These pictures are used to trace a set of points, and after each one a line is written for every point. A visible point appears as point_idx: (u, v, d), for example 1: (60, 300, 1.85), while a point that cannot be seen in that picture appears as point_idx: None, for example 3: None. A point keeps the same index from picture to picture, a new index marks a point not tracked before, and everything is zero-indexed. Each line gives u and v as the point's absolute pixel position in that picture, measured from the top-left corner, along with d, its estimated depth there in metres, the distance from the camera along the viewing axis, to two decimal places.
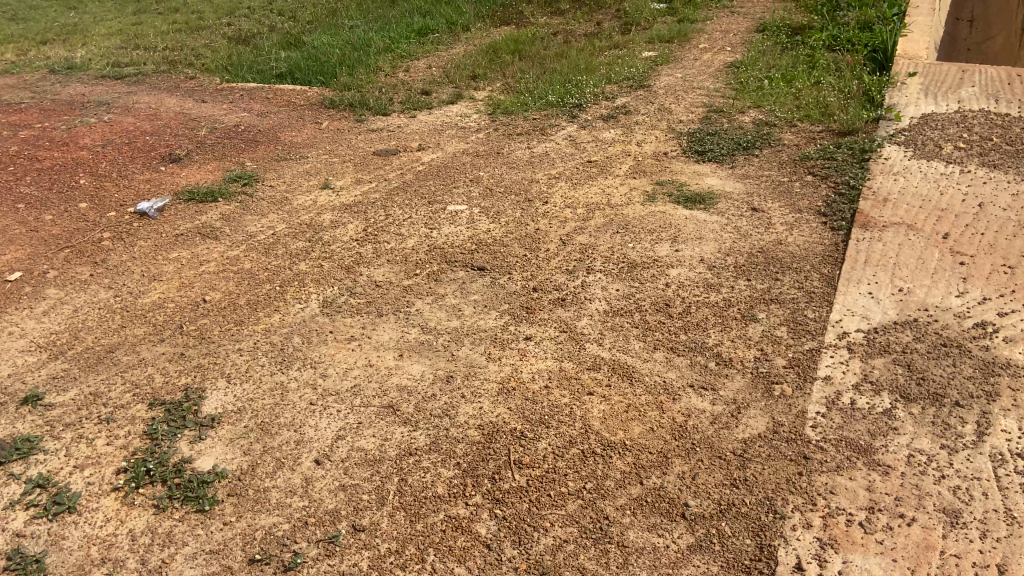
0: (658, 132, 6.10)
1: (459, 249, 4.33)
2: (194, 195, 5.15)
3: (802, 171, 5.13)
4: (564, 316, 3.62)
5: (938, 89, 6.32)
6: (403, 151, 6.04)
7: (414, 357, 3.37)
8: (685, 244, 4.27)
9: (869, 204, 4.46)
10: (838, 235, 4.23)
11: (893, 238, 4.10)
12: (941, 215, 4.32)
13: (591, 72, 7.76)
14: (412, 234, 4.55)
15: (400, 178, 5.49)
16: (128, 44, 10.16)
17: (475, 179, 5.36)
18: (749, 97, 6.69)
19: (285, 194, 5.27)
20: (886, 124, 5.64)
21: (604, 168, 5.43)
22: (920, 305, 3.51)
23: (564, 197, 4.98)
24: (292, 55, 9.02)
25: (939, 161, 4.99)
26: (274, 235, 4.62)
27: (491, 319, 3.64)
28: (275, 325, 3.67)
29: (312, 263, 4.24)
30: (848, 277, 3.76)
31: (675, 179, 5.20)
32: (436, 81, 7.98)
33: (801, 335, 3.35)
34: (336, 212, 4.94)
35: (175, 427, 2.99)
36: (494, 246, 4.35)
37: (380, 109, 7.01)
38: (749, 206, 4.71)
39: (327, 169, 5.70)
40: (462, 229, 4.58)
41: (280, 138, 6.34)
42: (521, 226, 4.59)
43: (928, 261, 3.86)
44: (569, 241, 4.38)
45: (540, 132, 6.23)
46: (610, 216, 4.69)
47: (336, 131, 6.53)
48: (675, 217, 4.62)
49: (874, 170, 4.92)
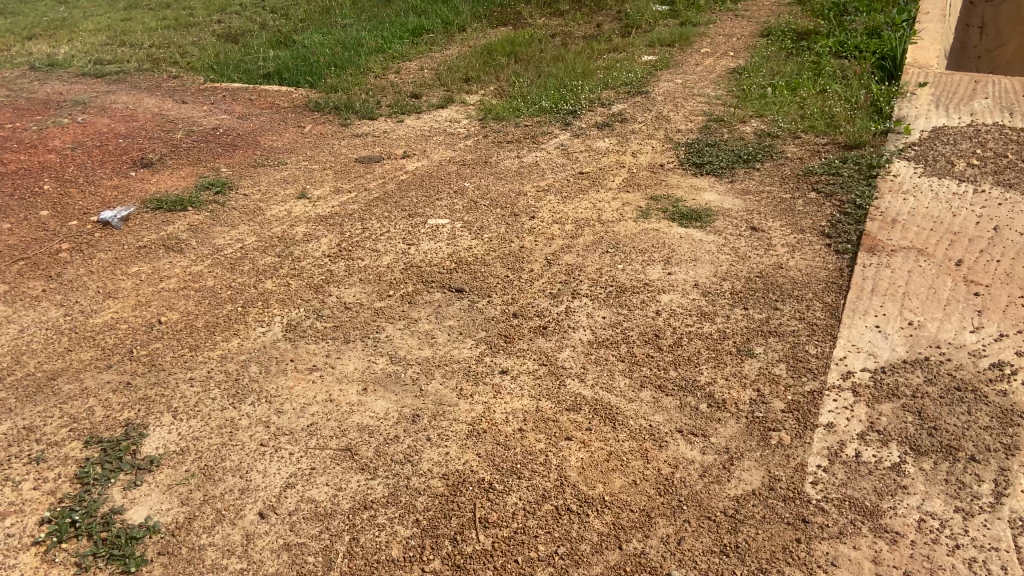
0: (655, 141, 5.81)
1: (437, 268, 4.06)
2: (162, 203, 4.88)
3: (806, 187, 4.84)
4: (545, 346, 3.34)
5: (950, 100, 6.03)
6: (387, 158, 5.77)
7: (378, 391, 3.09)
8: (678, 267, 3.99)
9: (876, 226, 4.18)
10: (842, 259, 3.95)
11: (902, 264, 3.82)
12: (954, 238, 4.04)
13: (587, 77, 7.48)
14: (388, 250, 4.27)
15: (382, 187, 5.21)
16: (114, 41, 9.90)
17: (459, 190, 5.08)
18: (752, 105, 6.40)
19: (259, 203, 4.99)
20: (895, 137, 5.36)
21: (596, 180, 5.15)
22: (932, 342, 3.23)
23: (552, 211, 4.70)
24: (280, 55, 8.75)
25: (951, 179, 4.71)
26: (242, 249, 4.35)
27: (465, 348, 3.37)
28: (232, 351, 3.40)
29: (279, 281, 3.97)
30: (853, 308, 3.49)
31: (671, 193, 4.92)
32: (426, 84, 7.70)
33: (801, 374, 3.08)
34: (311, 224, 4.67)
35: (108, 470, 2.72)
36: (474, 265, 4.07)
37: (367, 113, 6.73)
38: (748, 225, 4.43)
39: (305, 177, 5.43)
40: (442, 246, 4.30)
41: (260, 143, 6.07)
42: (505, 244, 4.31)
43: (940, 291, 3.58)
44: (555, 261, 4.10)
45: (530, 140, 5.95)
46: (601, 233, 4.41)
47: (319, 136, 6.26)
48: (669, 236, 4.34)
49: (882, 188, 4.63)
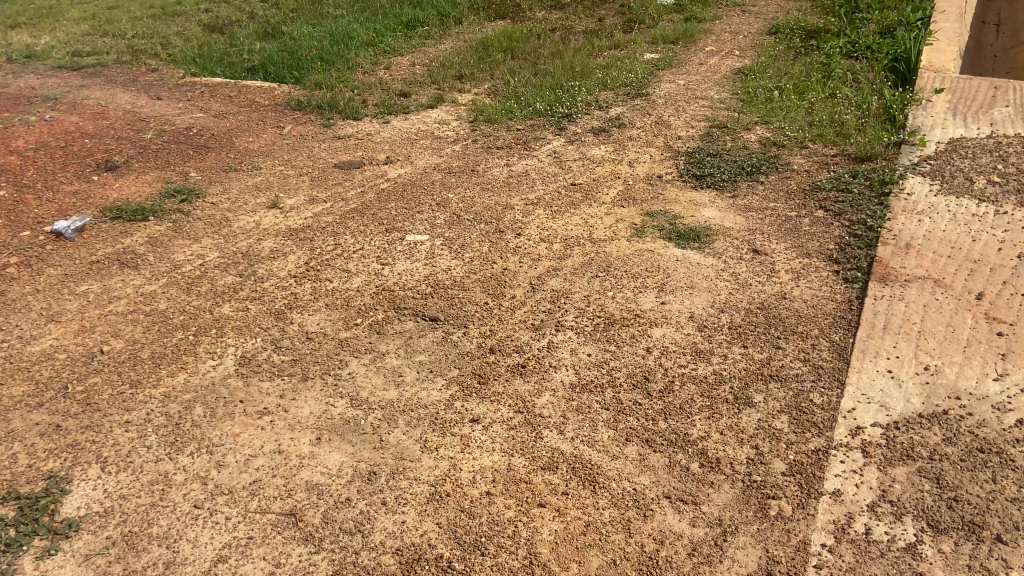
0: (654, 149, 5.47)
1: (411, 292, 3.73)
2: (121, 213, 4.61)
3: (813, 205, 4.50)
4: (523, 389, 3.02)
5: (968, 109, 5.67)
6: (369, 163, 5.44)
7: (333, 441, 2.78)
8: (673, 295, 3.66)
9: (889, 252, 3.85)
10: (851, 290, 3.62)
11: (917, 297, 3.49)
12: (974, 267, 3.70)
13: (586, 76, 7.12)
14: (359, 271, 3.94)
15: (360, 197, 4.87)
16: (96, 31, 9.57)
17: (442, 201, 4.75)
18: (758, 110, 6.04)
19: (226, 213, 4.68)
20: (909, 149, 5.00)
21: (588, 193, 4.81)
22: (951, 392, 2.91)
23: (539, 228, 4.37)
24: (266, 48, 8.40)
25: (970, 199, 4.37)
26: (202, 266, 4.04)
27: (434, 390, 3.05)
28: (176, 390, 3.10)
29: (237, 305, 3.66)
30: (863, 349, 3.16)
31: (668, 209, 4.58)
32: (417, 82, 7.34)
33: (806, 429, 2.75)
34: (279, 238, 4.34)
35: (22, 534, 2.45)
36: (452, 289, 3.74)
37: (351, 113, 6.39)
38: (750, 247, 4.09)
39: (278, 184, 5.10)
40: (418, 267, 3.98)
41: (234, 145, 5.74)
42: (487, 265, 3.98)
43: (959, 330, 3.25)
44: (540, 286, 3.77)
45: (522, 147, 5.61)
46: (591, 254, 4.08)
47: (298, 137, 5.93)
48: (664, 259, 4.01)
49: (896, 207, 4.29)
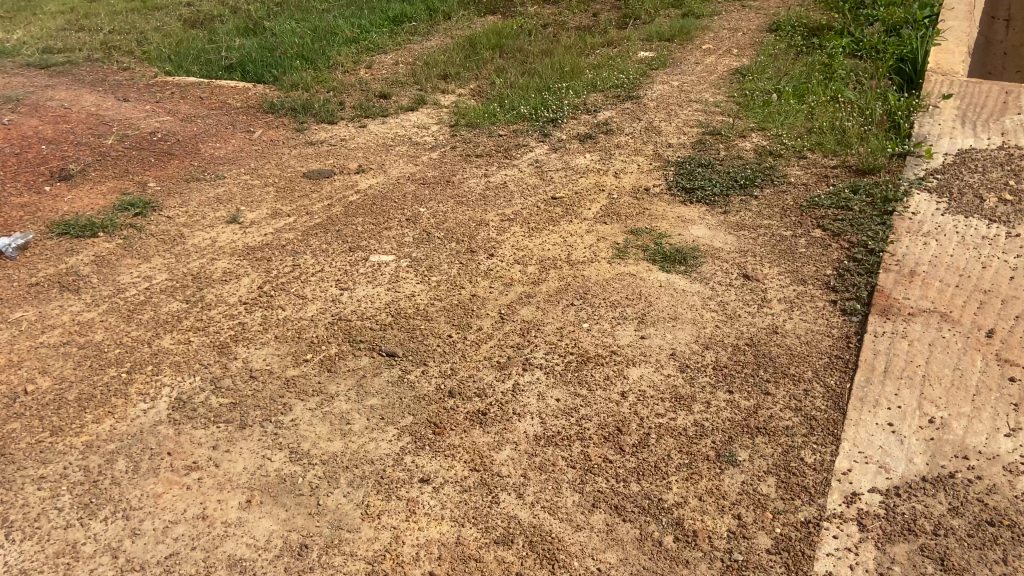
0: (642, 158, 5.15)
1: (369, 322, 3.42)
2: (69, 229, 4.31)
3: (809, 223, 4.19)
4: (481, 441, 2.72)
5: (977, 116, 5.33)
6: (340, 172, 5.13)
7: (264, 505, 2.49)
8: (654, 328, 3.36)
9: (891, 281, 3.54)
10: (849, 325, 3.31)
11: (922, 335, 3.18)
12: (984, 299, 3.39)
13: (575, 77, 6.79)
14: (316, 297, 3.63)
15: (326, 211, 4.56)
16: (72, 25, 9.24)
17: (413, 216, 4.45)
18: (754, 115, 5.71)
19: (182, 228, 4.38)
20: (915, 162, 4.68)
21: (569, 208, 4.50)
22: (958, 450, 2.61)
23: (514, 248, 4.06)
24: (245, 45, 8.07)
25: (980, 218, 4.05)
26: (147, 290, 3.74)
27: (384, 441, 2.74)
28: (100, 438, 2.81)
29: (179, 336, 3.35)
30: (861, 396, 2.86)
31: (653, 227, 4.27)
32: (399, 82, 7.02)
33: (794, 495, 2.46)
34: (234, 258, 4.03)
35: None
36: (414, 320, 3.44)
37: (327, 116, 6.07)
38: (741, 271, 3.78)
39: (241, 195, 4.79)
40: (380, 292, 3.67)
41: (199, 151, 5.43)
42: (454, 290, 3.68)
43: (968, 375, 2.95)
44: (510, 316, 3.47)
45: (502, 154, 5.30)
46: (568, 278, 3.78)
47: (268, 143, 5.62)
48: (647, 285, 3.70)
49: (899, 227, 3.98)
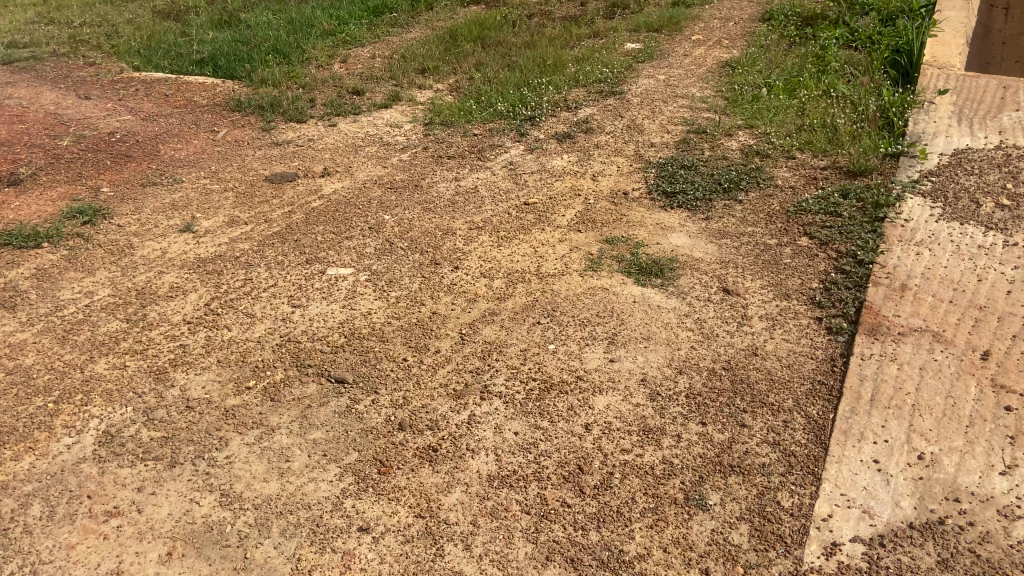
0: (622, 159, 4.91)
1: (320, 344, 3.19)
2: (11, 239, 4.06)
3: (795, 231, 3.95)
4: (430, 482, 2.50)
5: (974, 113, 5.07)
6: (305, 175, 4.88)
7: (186, 558, 2.28)
8: (624, 351, 3.14)
9: (881, 296, 3.31)
10: (834, 346, 3.08)
11: (912, 358, 2.95)
12: (979, 316, 3.16)
13: (558, 70, 6.53)
14: (265, 315, 3.38)
15: (286, 218, 4.32)
16: (40, 17, 8.92)
17: (377, 224, 4.22)
18: (741, 111, 5.46)
19: (131, 238, 4.13)
20: (908, 163, 4.43)
21: (542, 214, 4.29)
22: (949, 491, 2.39)
23: (481, 260, 3.85)
24: (218, 38, 7.78)
25: (976, 225, 3.81)
26: (86, 308, 3.49)
27: (324, 481, 2.51)
28: (17, 479, 2.58)
29: (114, 361, 3.12)
30: (845, 428, 2.64)
31: (630, 235, 4.05)
32: (375, 77, 6.76)
33: (768, 546, 2.26)
34: (183, 271, 3.78)
35: None
36: (369, 341, 3.21)
37: (296, 114, 5.82)
38: (720, 285, 3.55)
39: (199, 201, 4.54)
40: (334, 310, 3.43)
41: (159, 152, 5.17)
42: (414, 308, 3.45)
43: (961, 403, 2.72)
44: (471, 337, 3.25)
45: (476, 156, 5.06)
46: (536, 294, 3.56)
47: (232, 144, 5.36)
48: (620, 301, 3.48)
49: (890, 235, 3.74)
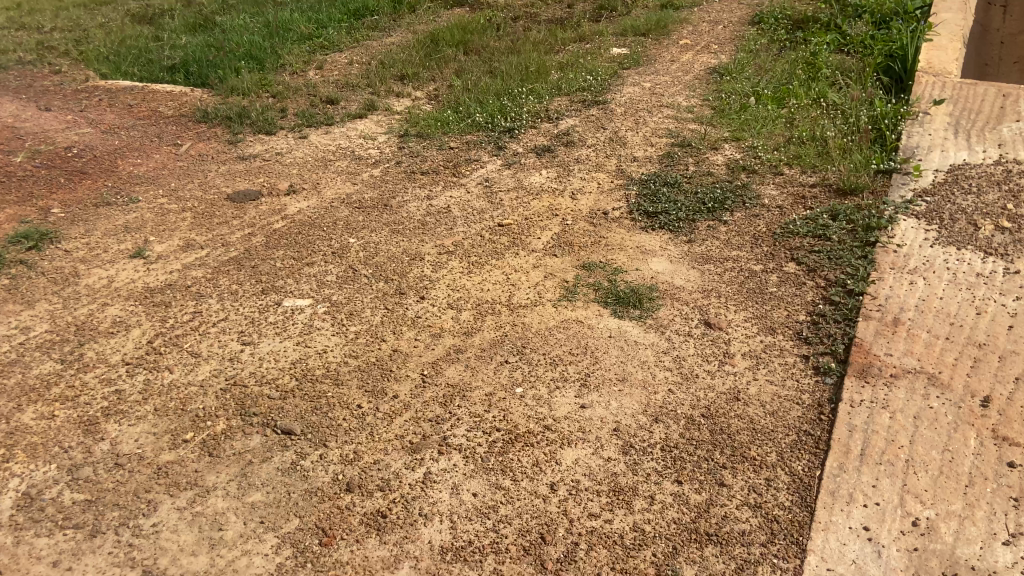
0: (603, 174, 4.68)
1: (268, 389, 2.95)
2: None
3: (782, 255, 3.72)
4: (377, 555, 2.29)
5: (972, 123, 4.83)
6: (268, 193, 4.64)
7: None
8: (597, 394, 2.91)
9: (872, 332, 3.08)
10: (822, 390, 2.86)
11: (906, 404, 2.73)
12: (978, 356, 2.93)
13: (541, 77, 6.29)
14: (212, 354, 3.15)
15: (245, 241, 4.08)
16: (9, 22, 8.63)
17: (341, 248, 3.98)
18: (728, 122, 5.23)
19: (78, 264, 3.89)
20: (901, 180, 4.19)
21: (516, 237, 4.05)
22: (946, 566, 2.20)
23: (449, 288, 3.61)
24: (190, 43, 7.51)
25: (974, 251, 3.58)
26: (21, 347, 3.26)
27: (259, 555, 2.31)
28: None
29: (43, 410, 2.90)
30: (834, 489, 2.43)
31: (608, 260, 3.81)
32: (351, 84, 6.50)
33: None
34: (128, 302, 3.55)
35: None
36: (322, 384, 2.97)
37: (264, 126, 5.57)
38: (702, 318, 3.32)
39: (154, 223, 4.30)
40: (287, 347, 3.19)
41: (117, 169, 4.93)
42: (373, 344, 3.21)
43: (960, 459, 2.51)
44: (432, 378, 3.01)
45: (450, 172, 4.82)
46: (506, 328, 3.33)
47: (195, 158, 5.12)
48: (594, 336, 3.25)
49: (883, 262, 3.51)
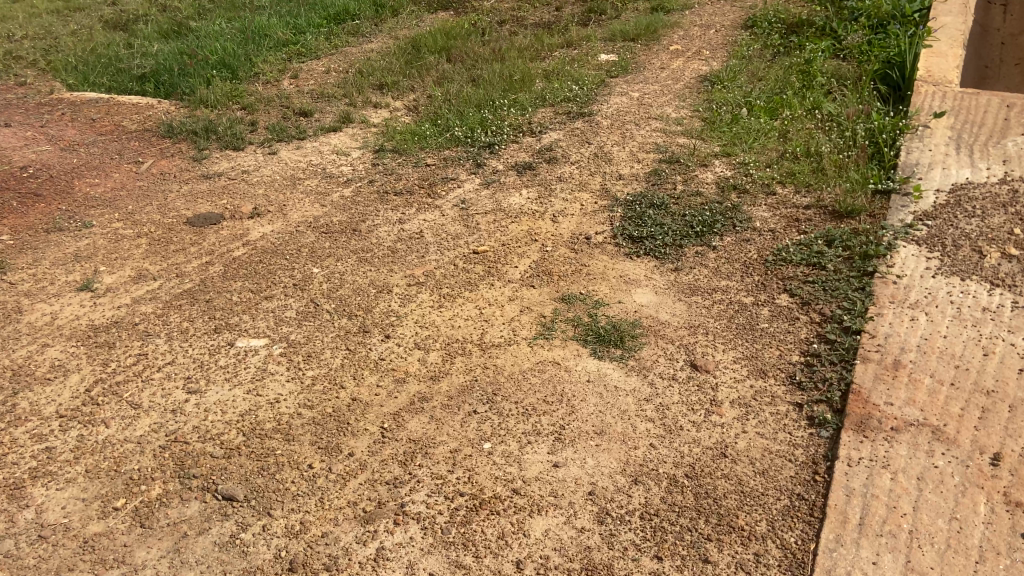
0: (587, 194, 4.42)
1: (213, 447, 2.72)
2: None
3: (775, 286, 3.47)
4: None
5: (976, 137, 4.57)
6: (230, 216, 4.38)
7: None
8: (572, 451, 2.65)
9: (871, 377, 2.83)
10: (816, 445, 2.62)
11: (909, 464, 2.49)
12: (987, 406, 2.69)
13: (525, 87, 6.02)
14: (154, 407, 2.92)
15: (201, 271, 3.83)
16: None
17: (303, 278, 3.73)
18: (719, 135, 4.98)
19: (21, 299, 3.66)
20: (900, 203, 3.95)
21: (491, 265, 3.79)
22: None
23: (417, 325, 3.35)
24: (161, 49, 7.23)
25: (980, 282, 3.34)
26: None
27: None
28: None
29: None
30: (828, 567, 2.22)
31: (589, 292, 3.54)
32: (327, 94, 6.23)
33: None
34: (70, 343, 3.32)
35: None
36: (271, 441, 2.73)
37: (232, 141, 5.30)
38: (687, 359, 3.07)
39: (106, 251, 4.06)
40: (237, 397, 2.95)
41: (73, 191, 4.70)
42: (330, 392, 2.96)
43: (968, 529, 2.29)
44: (392, 432, 2.76)
45: (425, 192, 4.56)
46: (476, 371, 3.07)
47: (156, 177, 4.87)
48: (570, 381, 2.98)
49: (883, 295, 3.26)
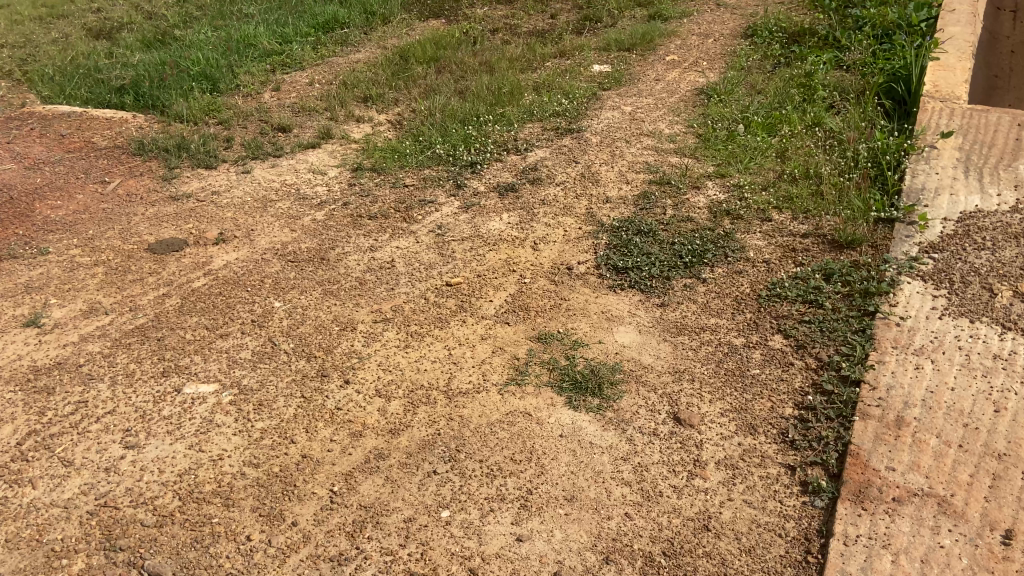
0: (571, 219, 4.17)
1: (145, 514, 2.48)
2: None
3: (768, 325, 3.21)
4: None
5: (985, 159, 4.30)
6: (194, 242, 4.14)
7: None
8: (538, 522, 2.41)
9: (871, 437, 2.57)
10: (808, 517, 2.37)
11: (911, 544, 2.24)
12: (999, 473, 2.44)
13: (513, 101, 5.77)
14: (86, 465, 2.68)
15: (156, 305, 3.59)
16: None
17: (263, 313, 3.48)
18: (714, 154, 4.72)
19: None
20: (905, 232, 3.68)
21: (464, 300, 3.54)
22: None
23: (380, 368, 3.11)
24: (141, 59, 6.99)
25: (990, 324, 3.07)
26: None
27: None
28: None
29: None
30: None
31: (567, 330, 3.28)
32: (308, 107, 5.98)
33: None
34: (6, 388, 3.08)
35: None
36: (210, 508, 2.49)
37: (203, 159, 5.06)
38: (670, 411, 2.81)
39: (59, 281, 3.82)
40: (178, 454, 2.71)
41: (33, 213, 4.47)
42: (279, 448, 2.71)
43: None
44: (343, 497, 2.51)
45: (401, 216, 4.31)
46: (440, 423, 2.81)
47: (121, 199, 4.64)
48: (541, 437, 2.72)
49: (885, 339, 3.00)
